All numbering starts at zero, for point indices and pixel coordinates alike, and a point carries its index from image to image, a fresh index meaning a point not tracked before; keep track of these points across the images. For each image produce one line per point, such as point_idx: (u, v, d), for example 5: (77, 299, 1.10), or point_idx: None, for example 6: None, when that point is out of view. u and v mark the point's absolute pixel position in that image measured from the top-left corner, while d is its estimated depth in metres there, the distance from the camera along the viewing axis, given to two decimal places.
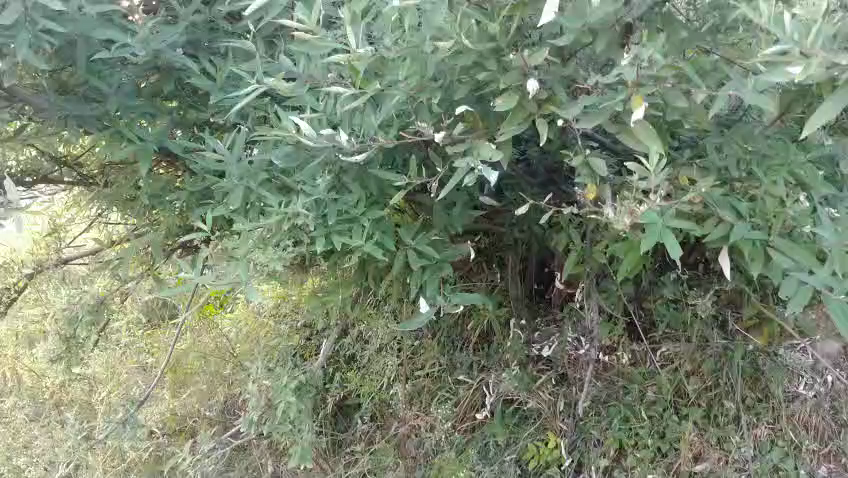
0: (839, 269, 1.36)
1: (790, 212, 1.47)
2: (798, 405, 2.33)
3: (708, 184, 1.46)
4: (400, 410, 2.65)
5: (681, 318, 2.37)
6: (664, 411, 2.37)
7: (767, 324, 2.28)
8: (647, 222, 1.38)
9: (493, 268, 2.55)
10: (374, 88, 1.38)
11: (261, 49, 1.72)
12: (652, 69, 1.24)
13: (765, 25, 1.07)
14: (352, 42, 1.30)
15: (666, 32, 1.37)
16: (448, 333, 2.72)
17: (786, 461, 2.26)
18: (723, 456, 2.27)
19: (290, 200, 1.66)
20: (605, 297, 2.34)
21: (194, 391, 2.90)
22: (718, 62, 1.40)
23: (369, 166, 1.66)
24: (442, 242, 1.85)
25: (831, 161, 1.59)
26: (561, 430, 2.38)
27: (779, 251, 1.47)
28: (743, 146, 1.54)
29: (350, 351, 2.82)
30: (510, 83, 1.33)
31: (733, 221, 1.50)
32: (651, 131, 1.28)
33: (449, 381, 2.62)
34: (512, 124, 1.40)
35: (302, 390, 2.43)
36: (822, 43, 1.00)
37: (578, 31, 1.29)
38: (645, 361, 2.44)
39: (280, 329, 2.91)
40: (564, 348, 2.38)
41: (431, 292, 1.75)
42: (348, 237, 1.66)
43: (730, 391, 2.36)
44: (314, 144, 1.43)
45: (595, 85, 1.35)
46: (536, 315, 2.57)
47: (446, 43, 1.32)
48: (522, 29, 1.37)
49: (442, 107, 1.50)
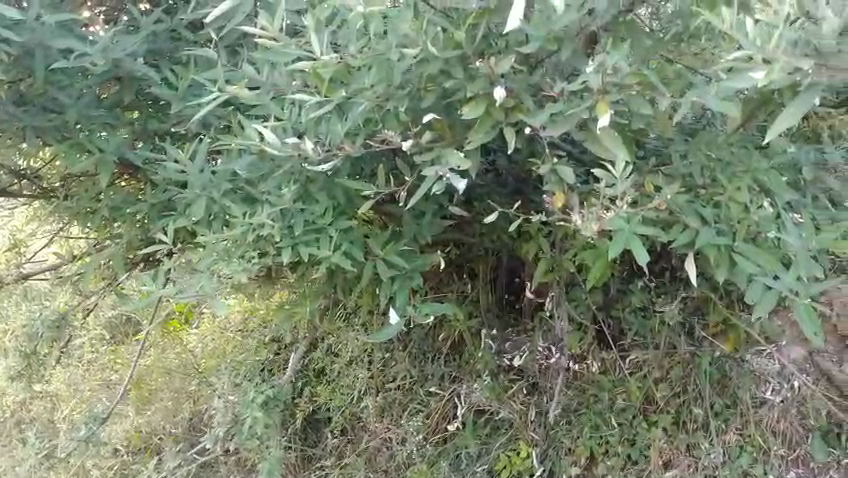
0: (803, 274, 1.42)
1: (755, 217, 1.48)
2: (766, 411, 2.33)
3: (674, 190, 1.46)
4: (370, 422, 2.61)
5: (649, 326, 2.36)
6: (633, 418, 2.38)
7: (731, 331, 2.21)
8: (615, 228, 1.39)
9: (463, 278, 2.50)
10: (340, 96, 1.39)
11: (224, 58, 1.72)
12: (617, 77, 1.26)
13: (727, 30, 1.09)
14: (316, 49, 1.31)
15: (630, 39, 1.37)
16: (420, 343, 2.66)
17: (756, 466, 2.29)
18: (693, 462, 2.31)
19: (256, 210, 1.64)
20: (576, 305, 2.35)
21: (158, 408, 2.81)
22: (683, 70, 1.41)
23: (336, 174, 1.65)
24: (412, 251, 1.83)
25: (793, 167, 1.61)
26: (533, 440, 2.40)
27: (745, 255, 1.48)
28: (707, 154, 1.56)
29: (320, 364, 2.78)
30: (478, 90, 1.34)
31: (699, 226, 1.49)
32: (617, 137, 1.29)
33: (421, 393, 2.60)
34: (480, 133, 1.40)
35: (270, 404, 2.37)
36: (785, 46, 1.01)
37: (544, 38, 1.30)
38: (615, 369, 2.42)
39: (248, 343, 2.90)
40: (535, 357, 2.42)
41: (401, 302, 1.72)
42: (315, 248, 1.63)
43: (698, 397, 2.36)
44: (279, 153, 1.42)
45: (561, 92, 1.35)
46: (507, 325, 2.55)
47: (411, 50, 1.32)
48: (487, 38, 1.35)
49: (410, 115, 1.48)
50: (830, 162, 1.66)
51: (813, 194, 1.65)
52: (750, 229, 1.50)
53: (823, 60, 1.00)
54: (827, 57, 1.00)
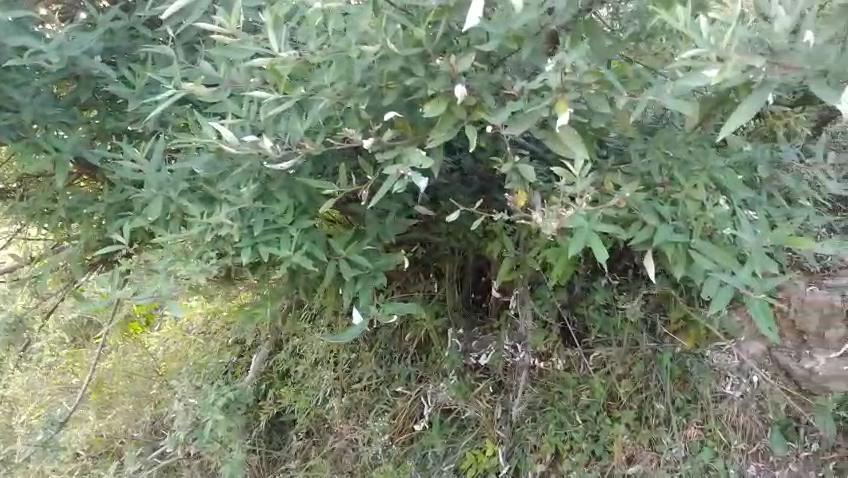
0: (758, 270, 1.45)
1: (710, 215, 1.50)
2: (725, 405, 2.32)
3: (632, 188, 1.46)
4: (336, 424, 2.61)
5: (612, 323, 2.38)
6: (598, 414, 2.37)
7: (693, 327, 2.27)
8: (575, 227, 1.39)
9: (430, 278, 2.54)
10: (299, 93, 1.38)
11: (181, 55, 1.70)
12: (576, 76, 1.26)
13: (682, 30, 1.10)
14: (273, 45, 1.29)
15: (591, 39, 1.36)
16: (386, 343, 2.68)
17: (717, 461, 2.27)
18: (656, 458, 2.29)
19: (214, 210, 1.62)
20: (540, 304, 2.37)
21: (119, 412, 2.77)
22: (641, 70, 1.45)
23: (297, 173, 1.63)
24: (375, 251, 1.82)
25: (749, 166, 1.64)
26: (500, 438, 2.40)
27: (702, 252, 1.49)
28: (665, 152, 1.56)
29: (284, 366, 2.78)
30: (439, 89, 1.33)
31: (657, 223, 1.51)
32: (576, 135, 1.29)
33: (387, 393, 2.59)
34: (443, 131, 1.39)
35: (231, 407, 2.36)
36: (738, 45, 1.02)
37: (504, 36, 1.30)
38: (580, 367, 2.43)
39: (209, 346, 2.88)
40: (501, 355, 2.43)
41: (363, 302, 1.71)
42: (275, 247, 1.61)
43: (660, 392, 2.34)
44: (237, 151, 1.39)
45: (521, 91, 1.35)
46: (474, 324, 2.55)
47: (371, 47, 1.31)
48: (449, 36, 1.35)
49: (371, 114, 1.47)
50: (785, 162, 1.70)
51: (769, 192, 1.69)
52: (707, 225, 1.53)
53: (776, 58, 1.01)
54: (780, 56, 1.01)
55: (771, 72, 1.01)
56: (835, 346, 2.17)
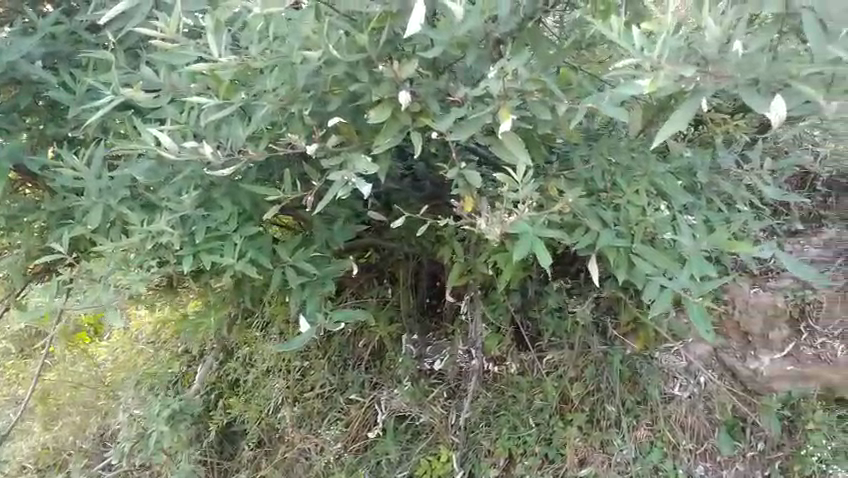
0: (697, 274, 1.47)
1: (652, 219, 1.53)
2: (674, 406, 2.35)
3: (576, 194, 1.48)
4: (287, 433, 2.56)
5: (564, 326, 2.39)
6: (550, 418, 2.38)
7: (642, 329, 2.27)
8: (519, 232, 1.43)
9: (384, 284, 2.52)
10: (241, 99, 1.39)
11: (122, 60, 1.66)
12: (518, 83, 1.27)
13: (615, 40, 1.14)
14: (213, 51, 1.30)
15: (533, 47, 1.37)
16: (340, 351, 2.65)
17: (666, 462, 2.28)
18: (607, 459, 2.30)
19: (155, 218, 1.61)
20: (494, 309, 2.34)
21: (66, 423, 2.67)
22: (587, 78, 1.45)
23: (240, 180, 1.61)
24: (323, 258, 1.81)
25: (689, 172, 1.68)
26: (454, 444, 2.36)
27: (643, 256, 1.52)
28: (607, 157, 1.60)
29: (233, 375, 2.74)
30: (383, 95, 1.32)
31: (600, 228, 1.53)
32: (519, 142, 1.30)
33: (340, 401, 2.56)
34: (387, 137, 1.38)
35: (176, 418, 2.30)
36: (669, 55, 1.03)
37: (447, 43, 1.29)
38: (532, 370, 2.46)
39: (158, 355, 2.83)
40: (455, 360, 2.46)
41: (310, 310, 1.70)
42: (219, 255, 1.61)
43: (610, 394, 2.37)
44: (177, 157, 1.38)
45: (465, 97, 1.35)
46: (428, 329, 2.58)
47: (313, 52, 1.29)
48: (393, 42, 1.33)
49: (314, 120, 1.45)
50: (723, 167, 1.76)
51: (707, 197, 1.71)
52: (648, 230, 1.56)
53: (708, 66, 1.04)
54: (710, 64, 1.03)
55: (701, 81, 1.04)
56: (778, 347, 2.35)
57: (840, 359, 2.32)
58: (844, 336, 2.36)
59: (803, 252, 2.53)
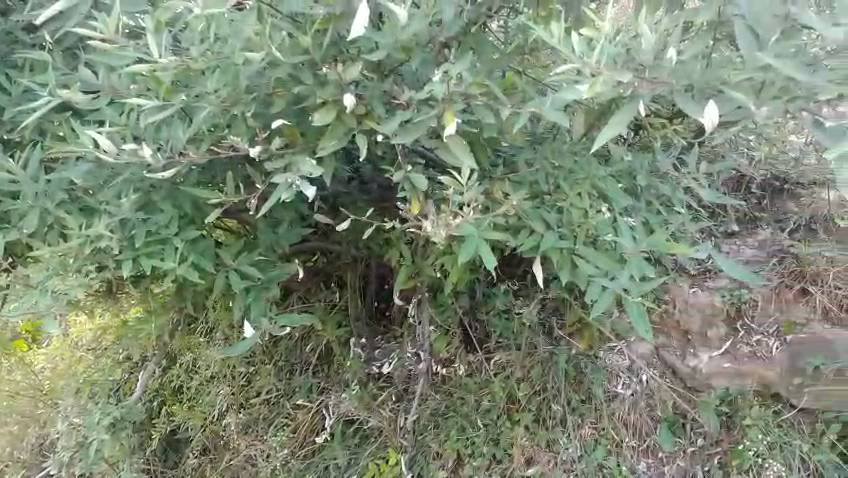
0: (636, 274, 1.52)
1: (593, 221, 1.57)
2: (617, 404, 2.40)
3: (520, 196, 1.50)
4: (233, 440, 2.53)
5: (512, 327, 2.43)
6: (498, 418, 2.40)
7: (587, 329, 2.30)
8: (464, 235, 1.42)
9: (331, 288, 2.51)
10: (181, 100, 1.37)
11: (59, 61, 1.62)
12: (461, 86, 1.28)
13: (554, 47, 1.16)
14: (153, 52, 1.28)
15: (478, 51, 1.40)
16: (287, 356, 2.63)
17: (609, 459, 2.33)
18: (552, 458, 2.32)
19: (93, 222, 1.57)
20: (442, 311, 2.35)
21: (3, 433, 2.59)
22: (531, 81, 1.47)
23: (181, 183, 1.59)
24: (267, 262, 1.79)
25: (629, 175, 1.72)
26: (402, 446, 2.34)
27: (585, 258, 1.55)
28: (551, 161, 1.61)
29: (176, 382, 2.69)
30: (327, 97, 1.32)
31: (543, 231, 1.56)
32: (464, 145, 1.31)
33: (287, 406, 2.55)
34: (331, 140, 1.37)
35: (117, 426, 2.29)
36: (606, 61, 1.06)
37: (392, 46, 1.29)
38: (480, 372, 2.47)
39: (99, 363, 2.76)
40: (403, 364, 2.42)
41: (255, 314, 1.69)
42: (159, 259, 1.58)
43: (557, 394, 2.40)
44: (115, 160, 1.35)
45: (410, 100, 1.34)
46: (377, 333, 2.56)
47: (256, 53, 1.28)
48: (337, 44, 1.33)
49: (258, 122, 1.44)
50: (662, 170, 1.80)
51: (648, 199, 1.77)
52: (590, 232, 1.59)
53: (644, 73, 1.06)
54: (645, 70, 1.06)
55: (639, 86, 1.05)
56: (716, 345, 2.42)
57: (775, 356, 2.38)
58: (778, 334, 2.41)
59: (739, 252, 2.62)
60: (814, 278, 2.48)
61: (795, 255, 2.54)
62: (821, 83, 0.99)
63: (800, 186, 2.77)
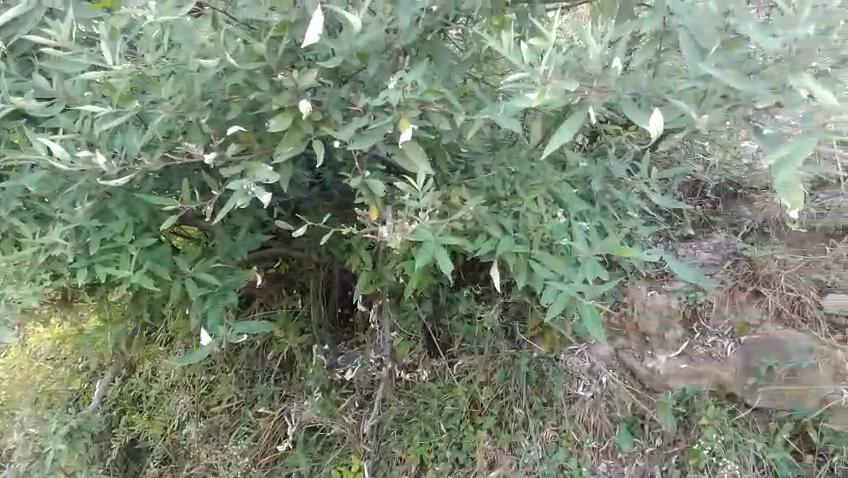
0: (589, 276, 1.55)
1: (548, 226, 1.62)
2: (578, 406, 2.42)
3: (477, 202, 1.52)
4: (193, 450, 2.50)
5: (474, 332, 2.47)
6: (460, 422, 2.42)
7: (548, 333, 2.39)
8: (420, 240, 1.45)
9: (293, 295, 2.50)
10: (135, 107, 1.37)
11: (13, 67, 1.56)
12: (416, 93, 1.30)
13: (504, 56, 1.19)
14: (107, 59, 1.29)
15: (434, 59, 1.43)
16: (249, 364, 2.62)
17: (570, 460, 2.34)
18: (514, 461, 2.34)
19: (48, 229, 1.56)
20: (404, 316, 2.40)
21: None
22: (486, 88, 1.49)
23: (137, 190, 1.58)
24: (224, 269, 1.79)
25: (584, 181, 1.77)
26: (365, 453, 2.35)
27: (541, 261, 1.60)
28: (508, 167, 1.64)
29: (137, 390, 2.65)
30: (283, 103, 1.32)
31: (500, 235, 1.59)
32: (419, 151, 1.33)
33: (248, 415, 2.53)
34: (288, 146, 1.38)
35: (74, 436, 2.26)
36: (554, 71, 1.09)
37: (347, 53, 1.30)
38: (443, 377, 2.49)
39: (58, 372, 2.68)
40: (367, 369, 2.42)
41: (212, 322, 1.70)
42: (113, 267, 1.58)
43: (518, 397, 2.42)
44: (68, 168, 1.36)
45: (367, 107, 1.36)
46: (340, 340, 2.56)
47: (211, 60, 1.29)
48: (293, 51, 1.35)
49: (214, 128, 1.44)
50: (615, 176, 1.83)
51: (602, 203, 1.82)
52: (546, 236, 1.64)
53: (590, 82, 1.10)
54: (593, 78, 1.10)
55: (588, 95, 1.10)
56: (673, 346, 2.47)
57: (729, 357, 2.42)
58: (733, 335, 2.46)
59: (695, 256, 2.68)
60: (767, 280, 2.54)
61: (748, 257, 2.60)
62: (760, 90, 1.01)
63: (753, 191, 2.83)
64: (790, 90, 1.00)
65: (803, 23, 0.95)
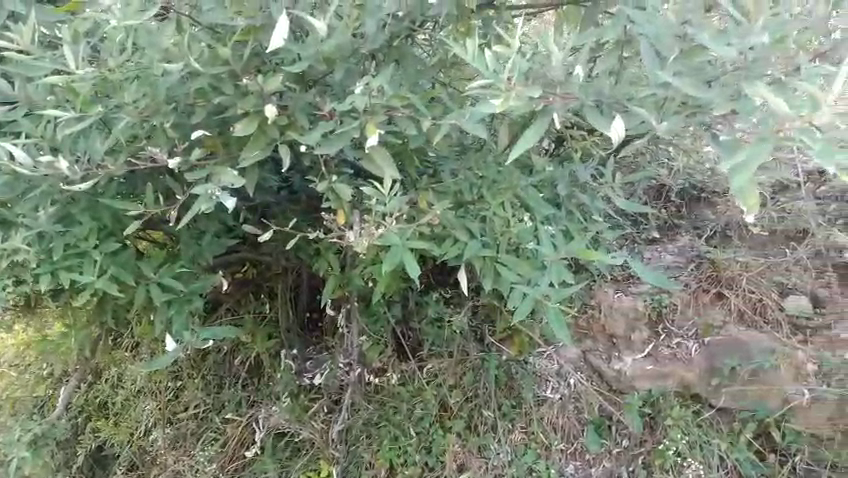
0: (555, 279, 1.58)
1: (515, 229, 1.62)
2: (546, 407, 2.43)
3: (444, 206, 1.54)
4: (159, 456, 2.47)
5: (443, 335, 2.49)
6: (430, 426, 2.42)
7: (517, 335, 2.42)
8: (387, 244, 1.46)
9: (261, 299, 2.49)
10: (99, 112, 1.34)
11: None
12: (382, 98, 1.31)
13: (468, 63, 1.19)
14: (71, 63, 1.28)
15: (401, 64, 1.42)
16: (216, 370, 2.60)
17: (539, 462, 2.35)
18: (483, 464, 2.34)
19: (9, 234, 1.53)
20: (373, 321, 2.40)
21: None
22: (453, 93, 1.50)
23: (100, 195, 1.56)
24: (189, 274, 1.77)
25: (551, 185, 1.78)
26: (334, 458, 2.33)
27: (507, 265, 1.61)
28: (475, 171, 1.66)
29: (102, 396, 2.61)
30: (248, 108, 1.32)
31: (468, 239, 1.60)
32: (386, 155, 1.34)
33: (216, 421, 2.51)
34: (253, 151, 1.37)
35: (38, 443, 2.23)
36: (517, 77, 1.10)
37: (313, 58, 1.30)
38: (412, 380, 2.49)
39: (21, 378, 2.63)
40: (335, 374, 2.38)
41: (177, 328, 1.69)
42: (77, 273, 1.56)
43: (487, 400, 2.44)
44: (30, 173, 1.33)
45: (333, 112, 1.36)
46: (308, 344, 2.56)
47: (175, 64, 1.29)
48: (258, 56, 1.34)
49: (178, 132, 1.43)
50: (581, 180, 1.85)
51: (569, 207, 1.83)
52: (513, 240, 1.64)
53: (553, 88, 1.12)
54: (555, 84, 1.12)
55: (551, 101, 1.11)
56: (638, 347, 2.48)
57: (693, 358, 2.43)
58: (697, 336, 2.48)
59: (659, 259, 2.72)
60: (729, 282, 2.59)
61: (711, 260, 2.66)
62: (716, 98, 1.05)
63: (716, 194, 2.88)
64: (745, 98, 1.03)
65: (756, 33, 0.99)
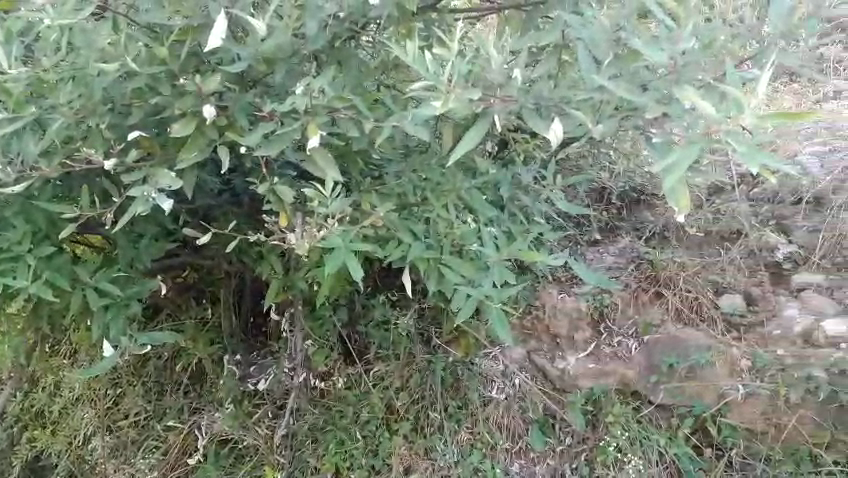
0: (497, 279, 1.61)
1: (458, 231, 1.64)
2: (492, 408, 2.45)
3: (386, 207, 1.54)
4: (98, 466, 2.42)
5: (391, 339, 2.47)
6: (376, 429, 2.42)
7: (465, 336, 2.47)
8: (329, 246, 1.45)
9: (203, 304, 2.44)
10: (31, 113, 1.30)
11: None
12: (322, 99, 1.31)
13: (408, 64, 1.19)
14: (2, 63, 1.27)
15: (343, 65, 1.43)
16: (157, 376, 2.53)
17: (485, 462, 2.37)
18: (430, 465, 2.36)
19: None
20: (320, 326, 2.36)
21: None
22: (396, 95, 1.51)
23: (33, 197, 1.52)
24: (127, 278, 1.74)
25: (493, 187, 1.81)
26: (279, 463, 2.32)
27: (451, 267, 1.62)
28: (417, 173, 1.66)
29: (39, 404, 2.54)
30: (186, 108, 1.30)
31: (411, 240, 1.60)
32: (328, 157, 1.33)
33: (157, 428, 2.45)
34: (191, 152, 1.35)
35: None
36: (457, 80, 1.11)
37: (253, 58, 1.29)
38: (359, 384, 2.48)
39: None
40: (280, 378, 2.36)
41: (114, 334, 1.65)
42: (10, 278, 1.51)
43: (433, 401, 2.44)
44: None
45: (273, 113, 1.34)
46: (252, 349, 2.51)
47: (110, 64, 1.27)
48: (197, 55, 1.33)
49: (114, 133, 1.40)
50: (523, 182, 1.88)
51: (511, 209, 1.86)
52: (456, 242, 1.65)
53: (491, 91, 1.14)
54: (493, 86, 1.14)
55: (491, 104, 1.13)
56: (581, 346, 2.53)
57: (633, 356, 2.48)
58: (637, 334, 2.54)
59: (600, 259, 2.78)
60: (667, 282, 2.64)
61: (650, 260, 2.72)
62: (647, 102, 1.06)
63: (656, 197, 2.93)
64: (676, 102, 1.07)
65: (681, 39, 1.04)
